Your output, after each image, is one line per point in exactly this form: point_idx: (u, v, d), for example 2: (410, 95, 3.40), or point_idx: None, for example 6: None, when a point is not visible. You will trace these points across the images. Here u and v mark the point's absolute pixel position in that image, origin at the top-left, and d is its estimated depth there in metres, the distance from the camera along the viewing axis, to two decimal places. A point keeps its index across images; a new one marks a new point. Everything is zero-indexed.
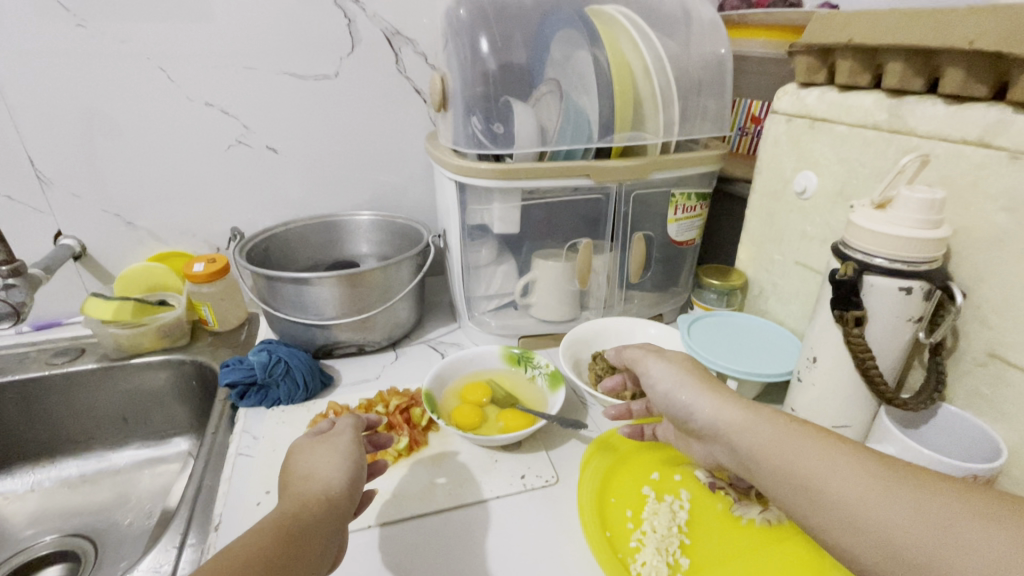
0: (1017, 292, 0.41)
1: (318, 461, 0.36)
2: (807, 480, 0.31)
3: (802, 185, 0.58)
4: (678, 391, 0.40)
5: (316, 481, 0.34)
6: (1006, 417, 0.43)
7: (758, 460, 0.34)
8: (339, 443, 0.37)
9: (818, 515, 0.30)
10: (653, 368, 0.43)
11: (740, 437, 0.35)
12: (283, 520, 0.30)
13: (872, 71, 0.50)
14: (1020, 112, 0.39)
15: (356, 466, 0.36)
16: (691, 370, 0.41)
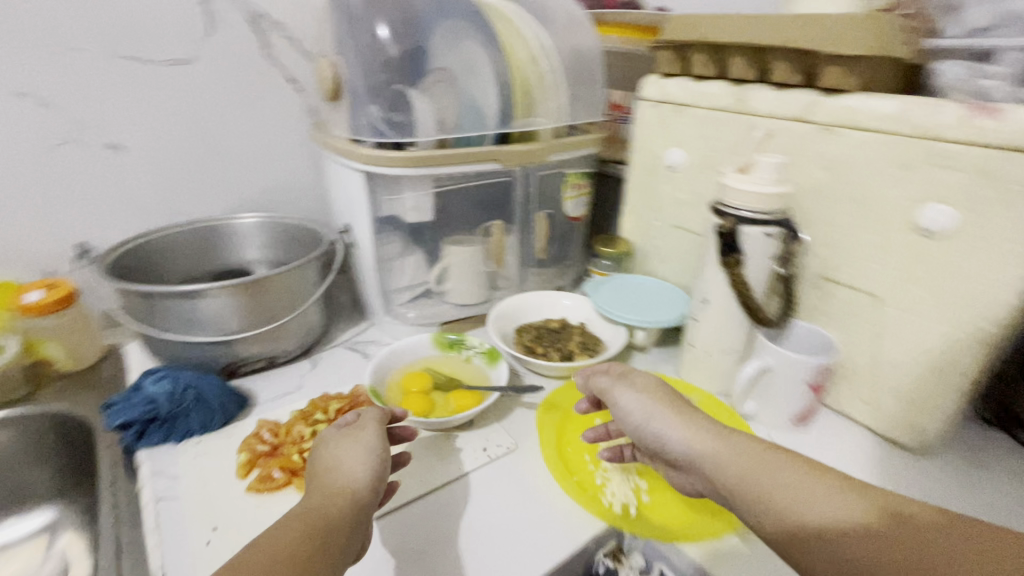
0: (834, 228, 0.56)
1: (343, 453, 0.38)
2: (787, 508, 0.35)
3: (673, 160, 0.69)
4: (651, 419, 0.44)
5: (342, 474, 0.36)
6: (835, 322, 0.58)
7: (733, 487, 0.38)
8: (365, 436, 0.39)
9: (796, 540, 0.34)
10: (624, 396, 0.46)
11: (713, 461, 0.40)
12: (311, 513, 0.33)
13: (718, 65, 0.63)
14: (825, 96, 0.53)
15: (381, 462, 0.38)
16: (661, 395, 0.46)
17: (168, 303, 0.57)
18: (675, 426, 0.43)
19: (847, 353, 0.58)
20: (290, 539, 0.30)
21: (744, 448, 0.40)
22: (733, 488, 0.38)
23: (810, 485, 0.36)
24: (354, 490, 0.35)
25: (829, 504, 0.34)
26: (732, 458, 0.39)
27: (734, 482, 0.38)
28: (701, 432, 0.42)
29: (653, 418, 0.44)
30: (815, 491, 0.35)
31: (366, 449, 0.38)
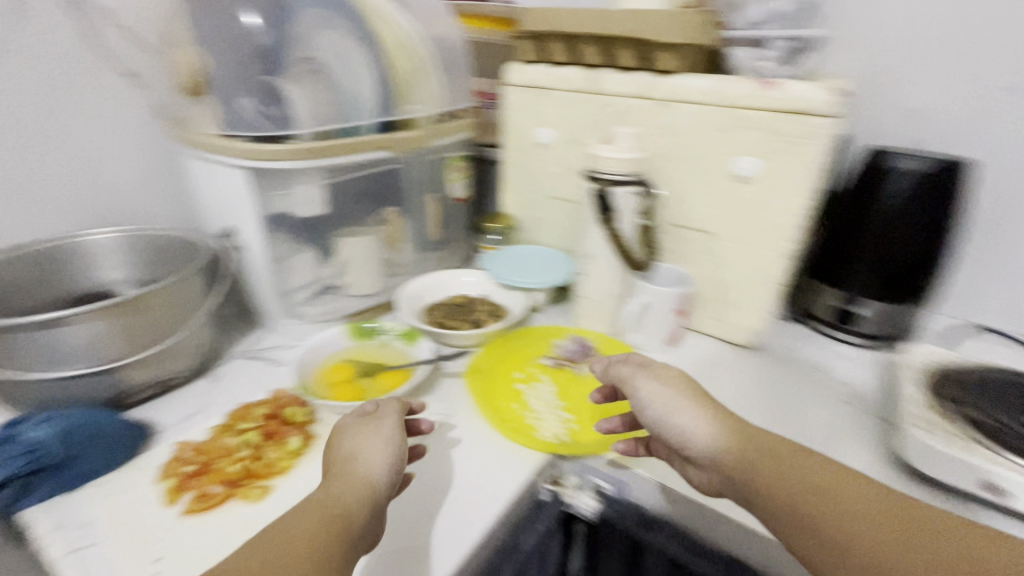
0: (678, 184, 0.69)
1: (362, 443, 0.41)
2: (805, 513, 0.36)
3: (543, 138, 0.78)
4: (673, 412, 0.44)
5: (361, 463, 0.39)
6: (687, 260, 0.72)
7: (756, 490, 0.39)
8: (385, 432, 0.42)
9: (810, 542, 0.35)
10: (643, 388, 0.47)
11: (733, 459, 0.41)
12: (331, 500, 0.35)
13: (572, 53, 0.72)
14: (660, 76, 0.66)
15: (397, 455, 0.41)
16: (686, 387, 0.46)
17: (23, 337, 0.49)
18: (695, 422, 0.43)
19: (700, 283, 0.73)
20: (319, 518, 0.34)
21: (772, 450, 0.40)
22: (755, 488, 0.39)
23: (840, 491, 0.36)
24: (372, 481, 0.38)
25: (856, 510, 0.35)
26: (756, 460, 0.40)
27: (757, 485, 0.39)
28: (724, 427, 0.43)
29: (675, 412, 0.44)
30: (843, 495, 0.36)
31: (385, 445, 0.41)
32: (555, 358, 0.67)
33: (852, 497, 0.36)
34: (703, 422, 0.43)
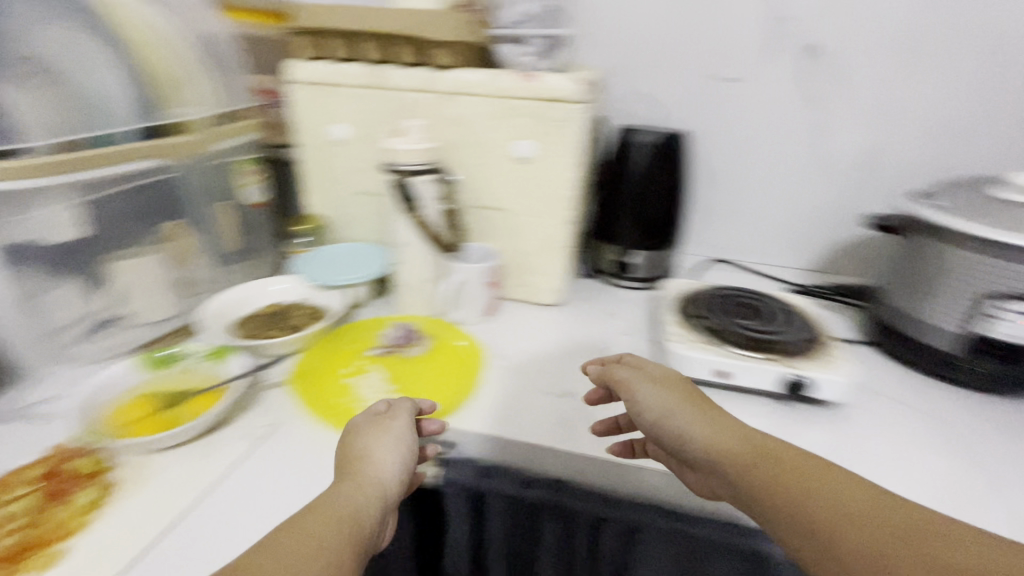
0: (471, 169, 0.76)
1: (374, 444, 0.46)
2: (794, 500, 0.39)
3: (338, 134, 0.77)
4: (669, 412, 0.50)
5: (370, 465, 0.44)
6: (492, 236, 0.80)
7: (745, 487, 0.42)
8: (400, 434, 0.47)
9: (795, 525, 0.38)
10: (641, 389, 0.52)
11: (723, 455, 0.45)
12: (343, 502, 0.40)
13: (353, 50, 0.73)
14: (438, 71, 0.71)
15: (402, 457, 0.46)
16: (682, 389, 0.52)
17: None
18: (685, 419, 0.49)
19: (507, 256, 0.81)
20: (331, 517, 0.38)
21: (786, 452, 0.43)
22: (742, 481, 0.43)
23: (826, 481, 0.39)
24: (384, 485, 0.43)
25: (852, 507, 0.37)
26: (745, 458, 0.44)
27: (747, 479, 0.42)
28: (718, 429, 0.47)
29: (670, 413, 0.49)
30: (851, 505, 0.37)
31: (402, 447, 0.46)
32: (382, 348, 0.69)
33: (834, 485, 0.39)
34: (695, 422, 0.48)
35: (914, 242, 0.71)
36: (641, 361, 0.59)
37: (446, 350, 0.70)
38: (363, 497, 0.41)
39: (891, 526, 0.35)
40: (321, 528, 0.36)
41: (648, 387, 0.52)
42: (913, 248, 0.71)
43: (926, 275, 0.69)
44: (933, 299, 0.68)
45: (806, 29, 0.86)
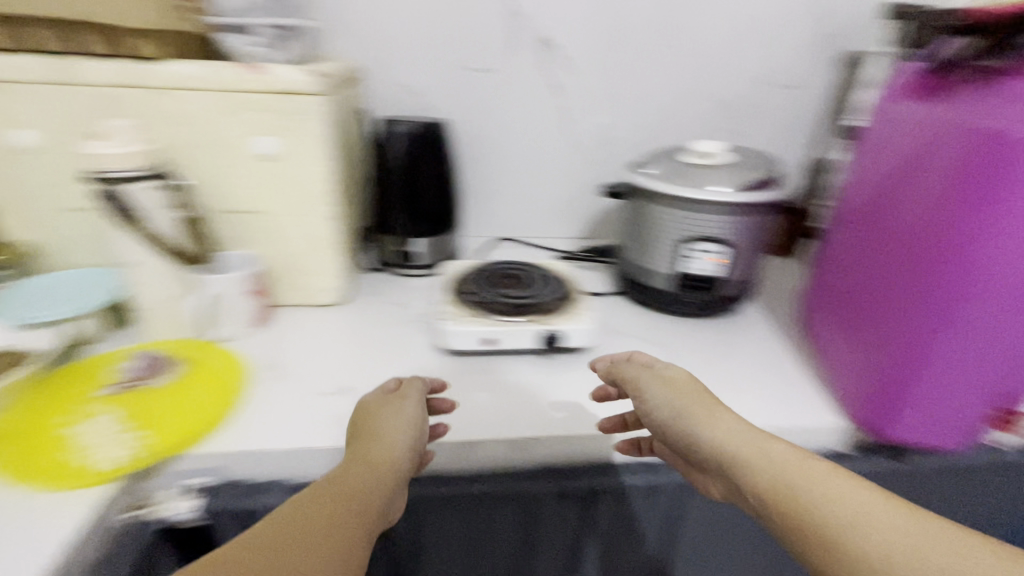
0: (210, 170, 0.69)
1: (387, 424, 0.53)
2: (806, 501, 0.46)
3: (23, 141, 0.64)
4: (677, 412, 0.57)
5: (382, 447, 0.50)
6: (252, 241, 0.74)
7: (754, 487, 0.49)
8: (415, 412, 0.55)
9: (799, 521, 0.45)
10: (651, 389, 0.59)
11: (735, 455, 0.51)
12: (345, 480, 0.46)
13: (22, 38, 0.61)
14: (144, 63, 0.63)
15: (412, 432, 0.53)
16: (694, 388, 0.58)
17: None
18: (698, 421, 0.55)
19: (274, 261, 0.76)
20: (334, 501, 0.43)
21: (781, 450, 0.51)
22: (753, 480, 0.49)
23: (830, 483, 0.46)
24: (400, 459, 0.51)
25: (870, 513, 0.44)
26: (754, 458, 0.51)
27: (760, 481, 0.49)
28: (727, 429, 0.54)
29: (687, 416, 0.56)
30: (870, 509, 0.44)
31: (414, 422, 0.54)
32: (116, 386, 0.60)
33: (841, 487, 0.46)
34: (705, 423, 0.55)
35: (635, 200, 0.85)
36: (648, 358, 0.65)
37: (203, 374, 0.63)
38: (377, 469, 0.49)
39: (896, 528, 0.42)
40: (342, 495, 0.44)
41: (654, 385, 0.59)
42: (635, 205, 0.85)
43: (645, 227, 0.84)
44: (650, 246, 0.83)
45: (537, 22, 0.96)
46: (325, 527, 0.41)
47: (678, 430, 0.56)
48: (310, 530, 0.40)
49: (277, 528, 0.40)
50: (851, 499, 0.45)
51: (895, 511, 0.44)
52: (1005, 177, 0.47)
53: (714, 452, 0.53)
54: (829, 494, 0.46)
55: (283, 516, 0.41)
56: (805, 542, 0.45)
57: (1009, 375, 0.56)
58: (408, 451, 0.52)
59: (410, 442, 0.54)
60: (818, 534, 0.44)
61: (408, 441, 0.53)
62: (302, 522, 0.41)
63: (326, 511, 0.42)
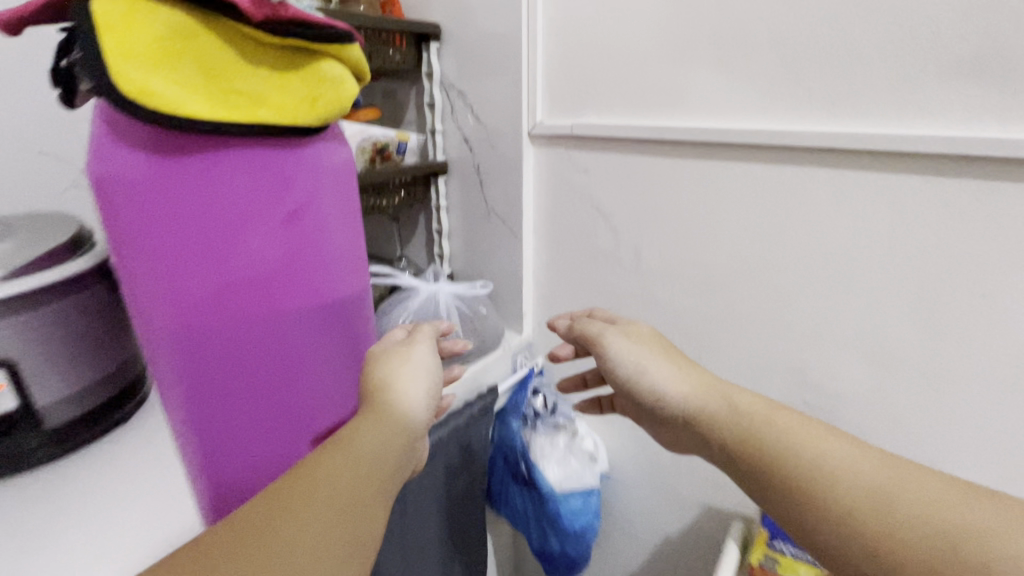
0: None
1: (408, 374, 0.46)
2: (784, 452, 0.40)
3: None
4: (641, 365, 0.50)
5: (405, 410, 0.43)
6: None
7: (724, 443, 0.44)
8: (421, 364, 0.46)
9: (780, 476, 0.40)
10: (612, 343, 0.52)
11: (710, 413, 0.45)
12: (364, 456, 0.39)
13: None
14: None
15: (431, 390, 0.47)
16: (655, 340, 0.53)
17: None
18: (665, 381, 0.49)
19: None
20: (355, 478, 0.38)
21: (753, 404, 0.45)
22: (722, 438, 0.44)
23: (803, 431, 0.41)
24: (412, 434, 0.43)
25: (857, 469, 0.38)
26: (721, 411, 0.45)
27: (730, 437, 0.43)
28: (691, 383, 0.48)
29: (645, 370, 0.50)
30: (847, 465, 0.38)
31: (427, 387, 0.45)
32: None
33: (803, 434, 0.41)
34: (673, 380, 0.49)
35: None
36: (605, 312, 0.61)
37: None
38: (386, 449, 0.40)
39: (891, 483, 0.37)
40: (348, 494, 0.37)
41: (626, 346, 0.52)
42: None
43: None
44: None
45: None
46: (329, 537, 0.35)
47: (642, 391, 0.50)
48: (307, 546, 0.34)
49: (269, 532, 0.33)
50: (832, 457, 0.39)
51: (896, 472, 0.37)
52: (135, 228, 0.36)
53: (678, 409, 0.47)
54: (816, 447, 0.40)
55: (281, 516, 0.34)
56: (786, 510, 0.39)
57: (317, 423, 0.48)
58: (418, 419, 0.44)
59: (426, 396, 0.46)
60: (803, 512, 0.38)
61: (420, 401, 0.44)
62: (319, 500, 0.36)
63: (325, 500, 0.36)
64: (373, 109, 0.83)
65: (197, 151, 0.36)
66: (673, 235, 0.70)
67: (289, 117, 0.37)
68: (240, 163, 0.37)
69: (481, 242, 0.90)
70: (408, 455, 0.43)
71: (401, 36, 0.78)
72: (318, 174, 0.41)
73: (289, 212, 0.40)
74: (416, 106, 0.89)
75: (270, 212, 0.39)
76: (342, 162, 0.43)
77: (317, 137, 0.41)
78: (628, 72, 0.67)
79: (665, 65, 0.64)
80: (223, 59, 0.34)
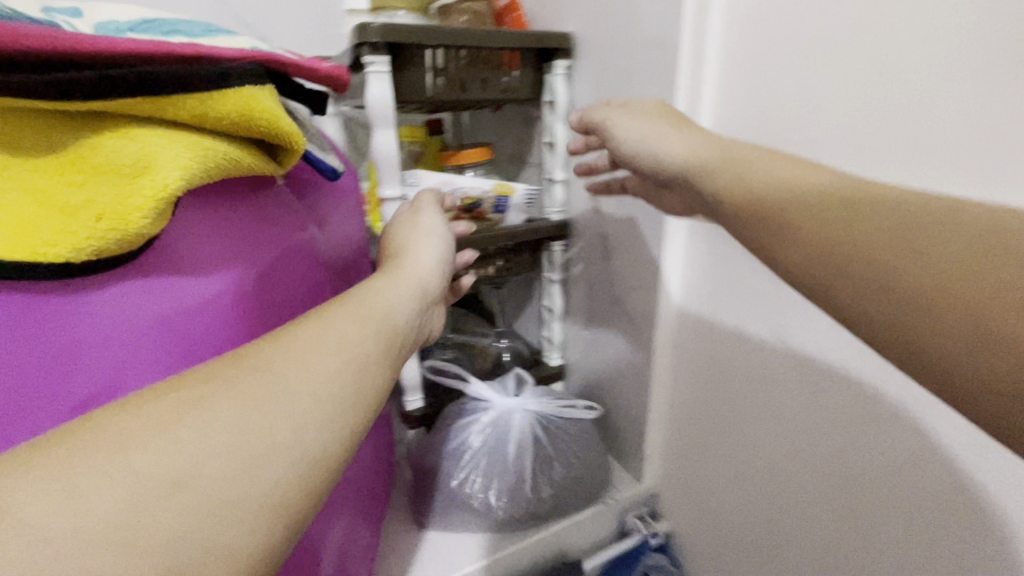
0: None
1: (409, 240, 0.39)
2: (773, 210, 0.28)
3: None
4: (648, 141, 0.37)
5: (414, 271, 0.35)
6: None
7: (742, 221, 0.30)
8: (428, 227, 0.41)
9: (783, 246, 0.27)
10: (620, 127, 0.39)
11: (698, 165, 0.33)
12: (370, 315, 0.28)
13: None
14: None
15: (443, 253, 0.39)
16: (667, 114, 0.39)
17: None
18: (666, 146, 0.36)
19: None
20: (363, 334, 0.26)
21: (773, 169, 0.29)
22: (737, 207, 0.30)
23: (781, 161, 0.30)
24: (432, 287, 0.36)
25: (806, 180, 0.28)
26: (724, 165, 0.32)
27: (732, 206, 0.30)
28: (698, 141, 0.35)
29: (650, 140, 0.37)
30: (838, 217, 0.26)
31: (435, 253, 0.38)
32: None
33: (803, 169, 0.29)
34: (677, 141, 0.36)
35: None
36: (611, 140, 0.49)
37: None
38: (404, 296, 0.32)
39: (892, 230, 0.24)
40: (374, 323, 0.28)
41: (628, 124, 0.39)
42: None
43: None
44: None
45: None
46: (348, 370, 0.25)
47: (644, 168, 0.38)
48: (318, 379, 0.23)
49: (272, 359, 0.23)
50: (765, 180, 0.29)
51: (887, 195, 0.26)
52: None
53: (676, 172, 0.35)
54: (742, 173, 0.30)
55: (286, 340, 0.24)
56: (787, 275, 0.27)
57: None
58: (436, 281, 0.37)
59: (439, 262, 0.38)
60: (791, 270, 0.27)
61: (436, 259, 0.38)
62: (294, 372, 0.23)
63: (338, 337, 0.25)
64: (478, 150, 0.63)
65: None
66: (948, 419, 0.35)
67: (22, 239, 0.18)
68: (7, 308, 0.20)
69: (603, 334, 0.64)
70: (429, 312, 0.35)
71: (515, 53, 0.57)
72: (142, 332, 0.22)
73: (83, 408, 0.20)
74: (540, 146, 0.67)
75: (40, 413, 0.20)
76: (208, 298, 0.24)
77: (152, 251, 0.23)
78: (856, 104, 0.37)
79: (939, 95, 0.33)
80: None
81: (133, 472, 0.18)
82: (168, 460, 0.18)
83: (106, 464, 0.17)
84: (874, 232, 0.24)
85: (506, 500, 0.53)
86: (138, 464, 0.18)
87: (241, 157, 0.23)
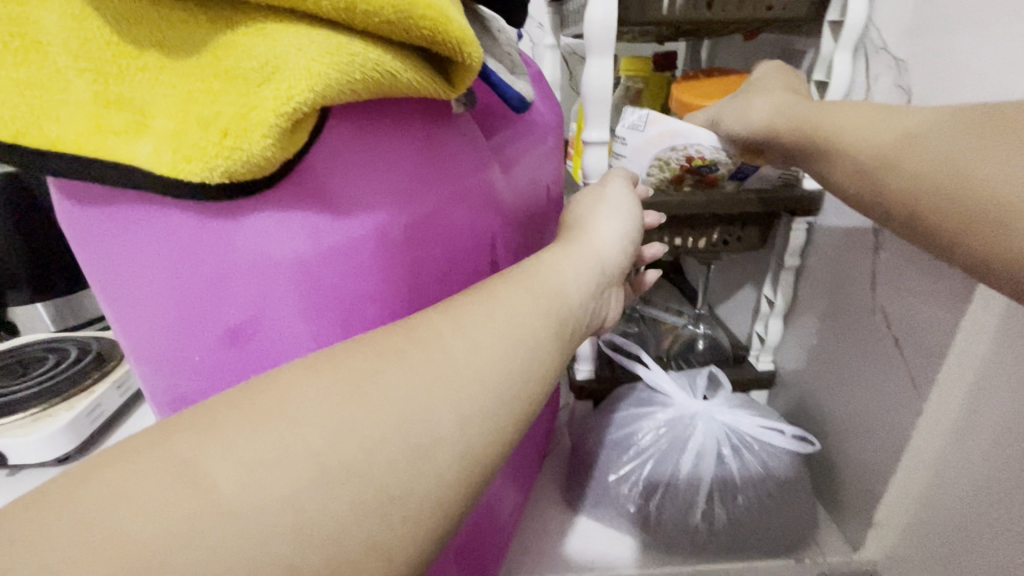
0: None
1: (587, 211, 0.32)
2: (831, 149, 0.35)
3: None
4: (745, 109, 0.41)
5: (591, 252, 0.28)
6: None
7: (840, 180, 0.35)
8: (615, 198, 0.33)
9: (861, 184, 0.34)
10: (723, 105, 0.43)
11: (785, 130, 0.38)
12: (521, 314, 0.22)
13: None
14: None
15: (629, 234, 0.31)
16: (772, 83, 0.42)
17: None
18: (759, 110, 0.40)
19: None
20: (515, 341, 0.21)
21: (843, 117, 0.35)
22: (814, 158, 0.37)
23: (844, 113, 0.35)
24: (611, 269, 0.29)
25: (829, 121, 0.36)
26: (803, 125, 0.37)
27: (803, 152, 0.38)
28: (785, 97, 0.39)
29: (734, 110, 0.42)
30: (882, 149, 0.33)
31: (618, 232, 0.30)
32: None
33: (840, 116, 0.35)
34: (763, 106, 0.40)
35: (12, 234, 0.59)
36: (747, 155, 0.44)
37: None
38: (575, 280, 0.26)
39: (939, 144, 0.30)
40: (529, 326, 0.22)
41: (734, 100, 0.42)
42: (9, 239, 0.59)
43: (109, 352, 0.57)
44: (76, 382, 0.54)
45: None
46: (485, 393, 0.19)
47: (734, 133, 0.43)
48: (468, 366, 0.19)
49: (416, 334, 0.20)
50: (854, 139, 0.34)
51: (933, 128, 0.31)
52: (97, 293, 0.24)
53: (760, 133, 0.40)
54: (827, 135, 0.36)
55: (430, 320, 0.20)
56: (863, 206, 0.35)
57: None
58: (614, 267, 0.29)
59: (621, 242, 0.30)
60: (874, 205, 0.34)
61: (619, 234, 0.30)
62: (419, 379, 0.18)
63: (480, 340, 0.20)
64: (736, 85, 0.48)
65: (122, 206, 0.20)
66: None
67: (169, 156, 0.17)
68: (172, 230, 0.20)
69: (842, 347, 0.48)
70: (604, 296, 0.28)
71: None
72: (283, 276, 0.21)
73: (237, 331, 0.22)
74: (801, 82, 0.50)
75: (205, 330, 0.22)
76: (343, 244, 0.21)
77: (303, 172, 0.20)
78: None
79: None
80: (72, 48, 0.17)
81: (226, 480, 0.15)
82: (268, 459, 0.15)
83: (209, 461, 0.15)
84: (926, 163, 0.30)
85: (668, 510, 0.45)
86: (243, 460, 0.15)
87: (399, 71, 0.18)
